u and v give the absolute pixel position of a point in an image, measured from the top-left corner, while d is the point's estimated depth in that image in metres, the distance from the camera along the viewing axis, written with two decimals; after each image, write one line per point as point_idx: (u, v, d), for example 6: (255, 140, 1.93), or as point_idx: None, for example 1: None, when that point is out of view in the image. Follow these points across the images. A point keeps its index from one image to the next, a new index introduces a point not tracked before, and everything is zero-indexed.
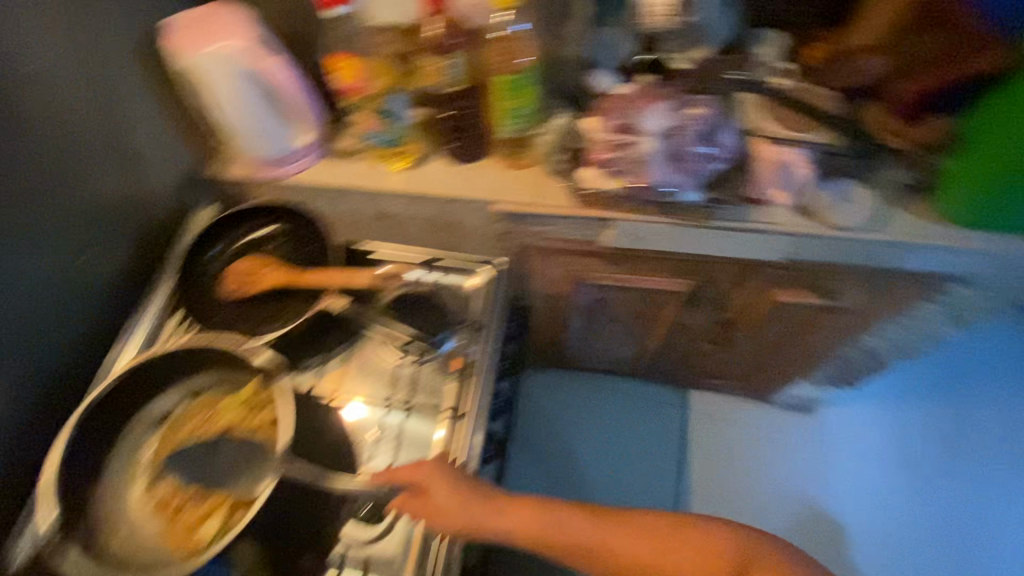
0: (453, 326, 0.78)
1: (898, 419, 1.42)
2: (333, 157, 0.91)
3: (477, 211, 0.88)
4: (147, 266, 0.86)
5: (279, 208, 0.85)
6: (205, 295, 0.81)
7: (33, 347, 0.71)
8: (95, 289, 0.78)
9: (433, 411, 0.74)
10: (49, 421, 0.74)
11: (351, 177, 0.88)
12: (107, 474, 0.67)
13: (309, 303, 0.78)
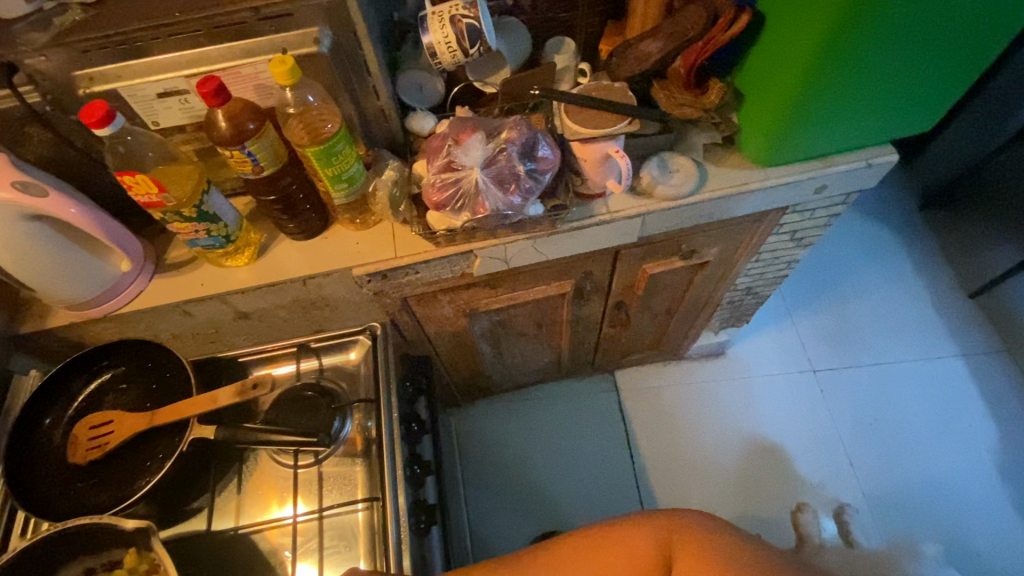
0: (342, 409, 0.74)
1: (793, 336, 1.56)
2: (166, 272, 0.84)
3: (339, 281, 0.86)
4: None
5: (111, 350, 0.76)
6: (53, 472, 0.70)
7: None
8: None
9: (351, 502, 0.71)
10: None
11: (194, 286, 0.82)
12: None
13: (178, 440, 0.70)
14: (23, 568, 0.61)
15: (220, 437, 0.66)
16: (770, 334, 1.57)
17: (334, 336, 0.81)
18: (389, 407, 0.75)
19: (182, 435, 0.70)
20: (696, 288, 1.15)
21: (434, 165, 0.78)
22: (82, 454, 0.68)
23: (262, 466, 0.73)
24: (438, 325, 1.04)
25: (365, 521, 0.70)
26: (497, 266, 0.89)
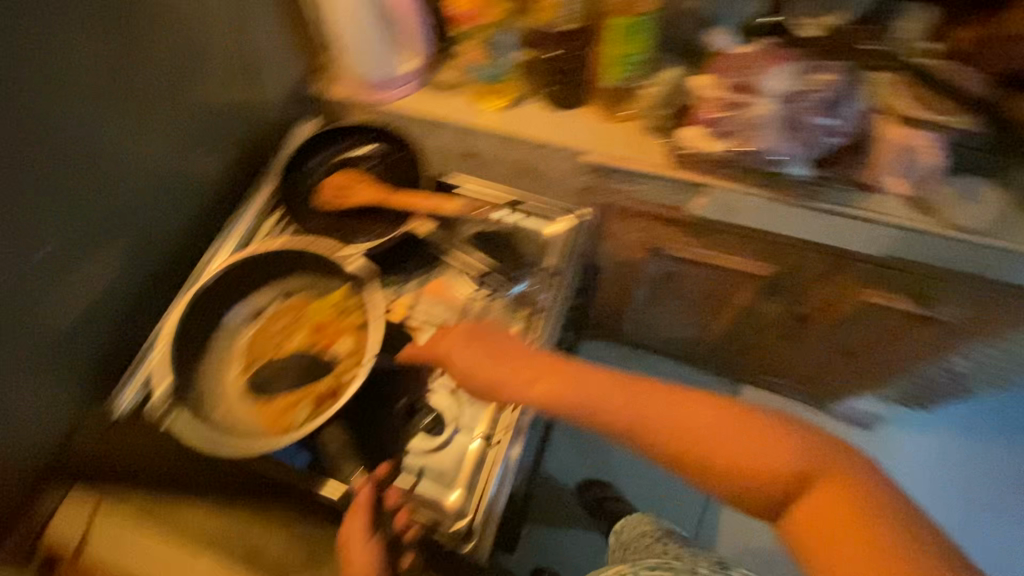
0: (526, 268, 0.79)
1: (970, 448, 1.32)
2: (433, 89, 0.93)
3: (567, 160, 0.88)
4: (249, 172, 0.90)
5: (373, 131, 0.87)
6: (300, 204, 0.84)
7: (150, 228, 0.76)
8: (205, 186, 0.83)
9: None
10: (149, 301, 0.80)
11: (449, 110, 0.90)
12: (210, 365, 0.73)
13: (394, 226, 0.80)
14: (273, 267, 0.77)
15: (441, 235, 0.81)
16: (942, 432, 1.33)
17: (547, 203, 0.83)
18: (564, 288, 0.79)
19: (399, 223, 0.80)
20: (905, 338, 0.99)
21: (723, 82, 0.74)
22: (325, 201, 0.81)
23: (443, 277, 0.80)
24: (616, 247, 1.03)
25: None
26: (718, 213, 0.85)
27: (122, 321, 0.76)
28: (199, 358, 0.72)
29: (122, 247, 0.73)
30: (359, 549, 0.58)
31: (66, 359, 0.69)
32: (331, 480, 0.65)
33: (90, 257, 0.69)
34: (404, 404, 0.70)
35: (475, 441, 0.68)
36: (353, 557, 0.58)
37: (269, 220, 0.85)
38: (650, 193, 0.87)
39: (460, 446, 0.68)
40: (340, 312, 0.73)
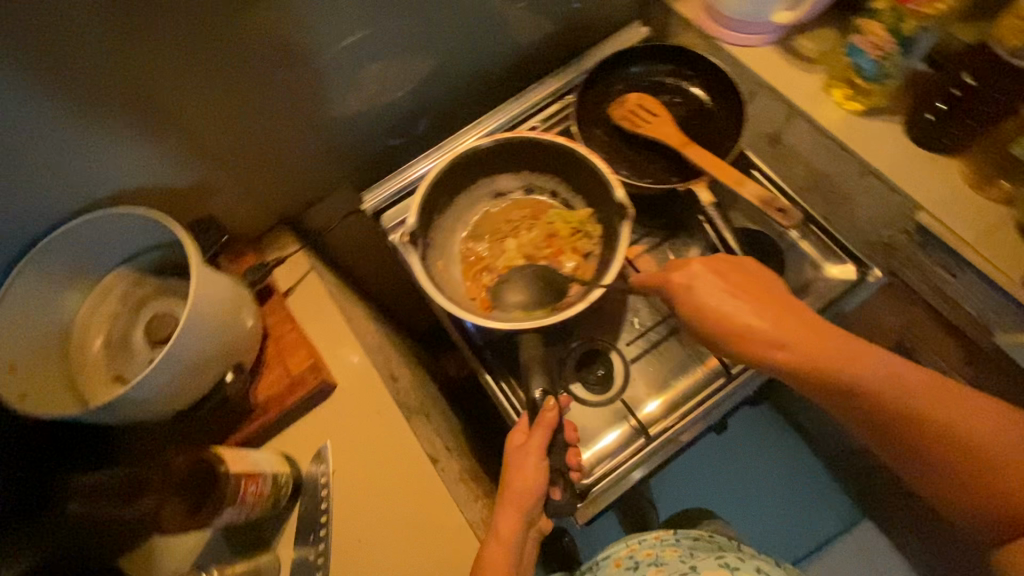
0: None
1: None
2: (784, 54, 0.81)
3: (886, 202, 0.74)
4: (561, 48, 0.88)
5: (702, 67, 0.79)
6: (594, 105, 0.80)
7: (466, 54, 0.79)
8: (526, 44, 0.83)
9: (703, 351, 0.70)
10: (425, 118, 0.84)
11: (794, 88, 0.78)
12: (445, 211, 0.74)
13: (671, 177, 0.74)
14: (540, 151, 0.74)
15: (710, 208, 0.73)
16: None
17: (837, 243, 0.72)
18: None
19: (676, 174, 0.74)
20: None
21: None
22: (619, 116, 0.76)
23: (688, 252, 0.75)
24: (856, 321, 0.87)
25: (695, 378, 0.69)
26: None
27: (400, 123, 0.82)
28: (439, 200, 0.73)
29: (438, 58, 0.76)
30: (531, 459, 0.59)
31: (350, 127, 0.77)
32: (488, 373, 0.72)
33: (415, 51, 0.73)
34: (583, 348, 0.72)
35: (633, 419, 0.67)
36: (522, 466, 0.59)
37: (556, 104, 0.82)
38: (966, 297, 0.69)
39: (617, 413, 0.68)
40: (577, 230, 0.72)
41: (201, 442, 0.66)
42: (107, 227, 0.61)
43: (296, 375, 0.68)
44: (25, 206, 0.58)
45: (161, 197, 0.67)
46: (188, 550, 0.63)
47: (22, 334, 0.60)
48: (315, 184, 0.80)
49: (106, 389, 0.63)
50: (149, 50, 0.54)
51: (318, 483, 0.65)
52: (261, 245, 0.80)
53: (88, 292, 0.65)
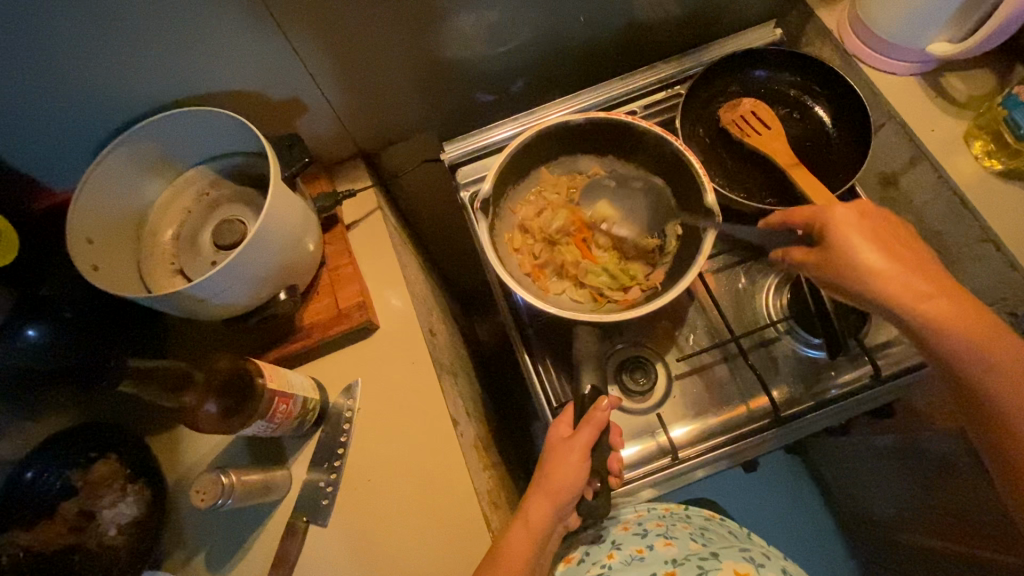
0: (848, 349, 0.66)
1: None
2: (928, 90, 0.73)
3: (999, 278, 0.66)
4: (681, 34, 0.82)
5: (833, 86, 0.72)
6: (704, 101, 0.74)
7: (583, 21, 0.75)
8: (647, 20, 0.78)
9: (752, 388, 0.67)
10: (523, 80, 0.81)
11: (929, 131, 0.71)
12: (520, 183, 0.72)
13: (768, 198, 0.69)
14: (631, 139, 0.69)
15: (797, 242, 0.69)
16: None
17: None
18: (864, 404, 0.65)
19: (773, 196, 0.69)
20: None
21: None
22: (727, 120, 0.71)
23: (762, 281, 0.71)
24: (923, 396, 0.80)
25: (735, 413, 0.66)
26: None
27: (498, 79, 0.79)
28: (517, 171, 0.70)
29: (553, 19, 0.73)
30: (573, 457, 0.57)
31: (449, 72, 0.75)
32: (527, 353, 0.70)
33: (532, 7, 0.70)
34: (629, 352, 0.70)
35: (664, 436, 0.65)
36: (563, 462, 0.58)
37: (662, 92, 0.78)
38: None
39: (647, 426, 0.66)
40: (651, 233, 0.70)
41: (244, 351, 0.68)
42: (202, 125, 0.62)
43: (343, 309, 0.69)
44: (134, 88, 0.60)
45: (256, 106, 0.68)
46: (211, 448, 0.66)
47: (105, 209, 0.63)
48: (401, 124, 0.80)
49: (169, 280, 0.65)
50: None
51: (342, 416, 0.66)
52: (335, 173, 0.80)
53: (169, 183, 0.68)
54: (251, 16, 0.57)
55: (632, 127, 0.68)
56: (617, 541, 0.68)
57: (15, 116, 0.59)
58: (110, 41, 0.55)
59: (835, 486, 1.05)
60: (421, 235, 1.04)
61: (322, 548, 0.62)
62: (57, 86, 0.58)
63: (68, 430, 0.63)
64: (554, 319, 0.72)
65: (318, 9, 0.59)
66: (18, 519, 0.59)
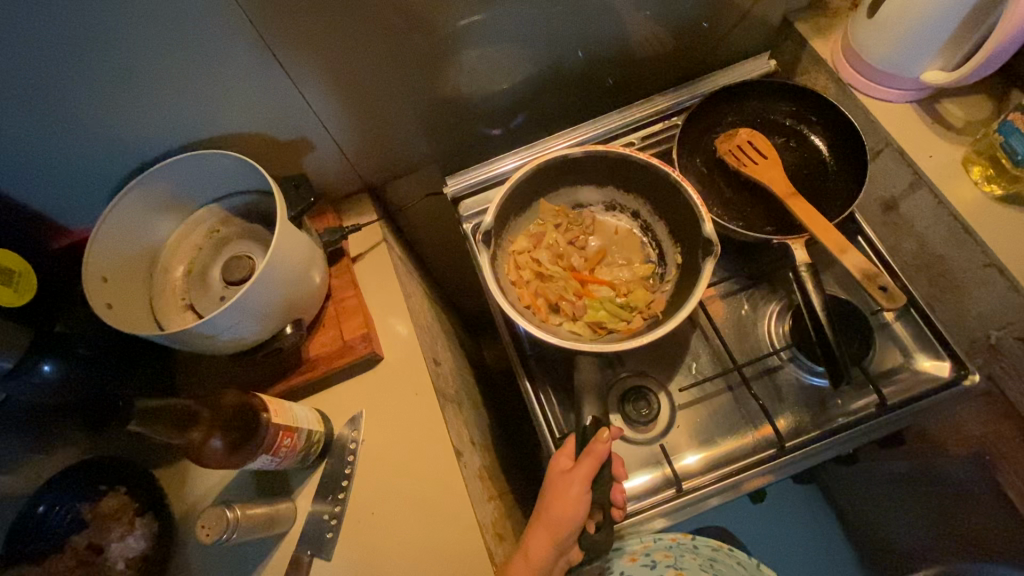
0: (853, 377, 0.65)
1: None
2: (924, 116, 0.74)
3: (1003, 302, 0.65)
4: (677, 67, 0.84)
5: (828, 114, 0.73)
6: (700, 132, 0.76)
7: (581, 56, 0.77)
8: (644, 53, 0.80)
9: (756, 417, 0.66)
10: (523, 114, 0.83)
11: (927, 156, 0.71)
12: (522, 214, 0.73)
13: (766, 227, 0.70)
14: (630, 170, 0.70)
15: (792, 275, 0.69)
16: None
17: (937, 334, 0.65)
18: (873, 433, 0.64)
19: (772, 224, 0.70)
20: None
21: None
22: (724, 150, 0.72)
23: (765, 309, 0.71)
24: (936, 422, 0.78)
25: (741, 442, 0.65)
26: None
27: (498, 113, 0.81)
28: (520, 202, 0.72)
29: (551, 57, 0.75)
30: (573, 491, 0.58)
31: (451, 108, 0.77)
32: (529, 382, 0.71)
33: (530, 46, 0.73)
34: (632, 381, 0.70)
35: (669, 467, 0.64)
36: (564, 495, 0.58)
37: (660, 123, 0.79)
38: None
39: (652, 456, 0.66)
40: (647, 266, 0.71)
41: (252, 384, 0.69)
42: (213, 166, 0.65)
43: (348, 341, 0.70)
44: (152, 133, 0.63)
45: (266, 146, 0.71)
46: (217, 481, 0.66)
47: (121, 247, 0.65)
48: (406, 159, 0.82)
49: (180, 315, 0.67)
50: (292, 17, 0.57)
51: (347, 448, 0.67)
52: (342, 206, 0.83)
53: (182, 220, 0.70)
54: (260, 63, 0.60)
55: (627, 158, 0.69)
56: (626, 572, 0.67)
57: (38, 162, 0.62)
58: (128, 90, 0.58)
59: (849, 513, 1.02)
60: (427, 262, 1.05)
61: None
62: (78, 133, 0.61)
63: (79, 463, 0.64)
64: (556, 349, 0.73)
65: (323, 55, 0.62)
66: (28, 553, 0.60)
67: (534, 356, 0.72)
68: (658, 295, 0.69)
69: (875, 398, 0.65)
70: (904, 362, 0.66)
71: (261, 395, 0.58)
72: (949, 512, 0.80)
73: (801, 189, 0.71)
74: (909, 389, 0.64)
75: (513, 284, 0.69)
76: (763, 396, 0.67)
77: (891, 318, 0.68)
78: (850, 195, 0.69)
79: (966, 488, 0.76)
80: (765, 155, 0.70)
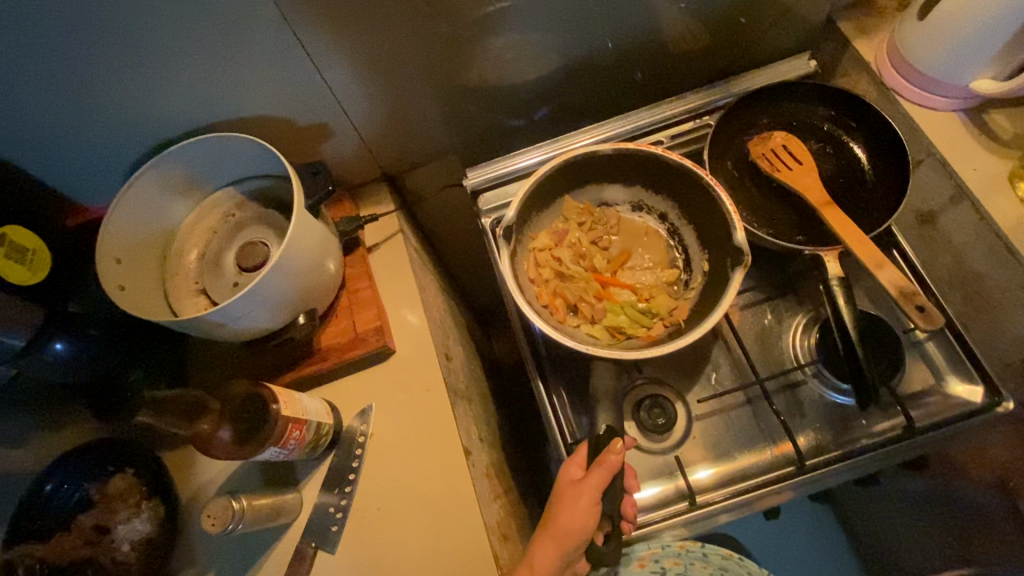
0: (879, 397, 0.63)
1: None
2: (970, 125, 0.70)
3: None
4: (710, 63, 0.81)
5: (868, 121, 0.70)
6: (733, 133, 0.73)
7: (610, 49, 0.74)
8: (676, 47, 0.77)
9: (776, 434, 0.64)
10: (547, 107, 0.81)
11: (970, 170, 0.67)
12: (545, 210, 0.71)
13: (796, 236, 0.67)
14: (660, 171, 0.68)
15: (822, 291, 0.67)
16: None
17: (971, 357, 0.63)
18: (895, 456, 0.62)
19: (804, 233, 0.67)
20: None
21: None
22: (757, 153, 0.69)
23: (791, 321, 0.69)
24: (959, 444, 0.75)
25: (759, 457, 0.63)
26: None
27: (522, 105, 0.79)
28: (543, 197, 0.70)
29: (580, 48, 0.73)
30: (582, 501, 0.56)
31: (474, 98, 0.75)
32: (541, 382, 0.69)
33: (559, 37, 0.70)
34: (648, 388, 0.68)
35: (683, 479, 0.63)
36: (573, 504, 0.57)
37: (690, 122, 0.76)
38: None
39: (665, 467, 0.64)
40: (671, 272, 0.69)
41: (261, 371, 0.69)
42: (231, 149, 0.63)
43: (360, 332, 0.69)
44: (170, 112, 0.62)
45: (284, 130, 0.69)
46: (224, 468, 0.66)
47: (135, 229, 0.64)
48: (425, 148, 0.80)
49: (192, 300, 0.66)
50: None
51: (355, 441, 0.66)
52: (358, 194, 0.81)
53: (197, 203, 0.69)
54: (281, 45, 0.58)
55: (658, 158, 0.66)
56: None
57: (56, 139, 0.61)
58: (146, 68, 0.57)
59: (861, 530, 0.99)
60: (442, 254, 1.03)
61: None
62: (93, 109, 0.59)
63: (87, 443, 0.64)
64: (571, 350, 0.71)
65: (343, 37, 0.60)
66: (34, 530, 0.60)
67: (548, 358, 0.70)
68: (680, 303, 0.67)
69: (900, 421, 0.62)
70: (935, 385, 0.63)
71: (272, 386, 0.57)
72: (967, 538, 0.78)
73: (835, 198, 0.69)
74: (936, 412, 0.62)
75: (531, 282, 0.68)
76: (784, 412, 0.65)
77: (922, 337, 0.65)
78: (887, 207, 0.66)
79: (986, 515, 0.74)
80: (800, 161, 0.67)
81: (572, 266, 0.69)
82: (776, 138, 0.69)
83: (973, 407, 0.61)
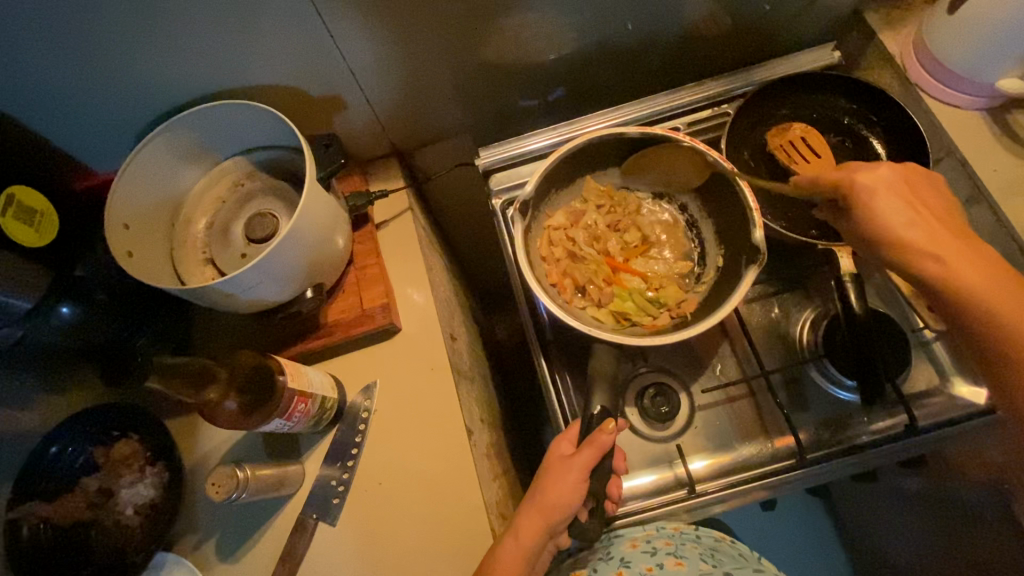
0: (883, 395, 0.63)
1: None
2: (993, 125, 0.69)
3: None
4: (732, 49, 0.79)
5: (889, 116, 0.68)
6: (751, 123, 0.72)
7: (631, 30, 0.72)
8: (698, 31, 0.75)
9: (778, 426, 0.64)
10: (563, 87, 0.79)
11: (990, 171, 0.66)
12: (562, 190, 0.71)
13: (810, 230, 0.66)
14: (678, 159, 0.67)
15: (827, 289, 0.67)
16: None
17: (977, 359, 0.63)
18: (895, 454, 0.62)
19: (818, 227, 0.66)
20: None
21: None
22: (775, 144, 0.68)
23: (798, 315, 0.69)
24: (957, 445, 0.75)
25: (759, 449, 0.64)
26: None
27: (538, 85, 0.77)
28: (559, 177, 0.69)
29: (600, 29, 0.71)
30: (570, 477, 0.57)
31: (490, 76, 0.73)
32: (544, 362, 0.69)
33: (580, 15, 0.68)
34: (651, 376, 0.68)
35: (682, 468, 0.63)
36: (560, 480, 0.57)
37: (708, 110, 0.75)
38: None
39: (665, 454, 0.65)
40: (682, 264, 0.68)
41: (267, 341, 0.69)
42: (242, 118, 0.62)
43: (366, 309, 0.68)
44: (180, 77, 0.60)
45: (296, 101, 0.68)
46: (228, 437, 0.66)
47: (143, 195, 0.63)
48: (437, 125, 0.79)
49: (200, 269, 0.66)
50: None
51: (359, 416, 0.66)
52: (368, 169, 0.80)
53: (206, 171, 0.68)
54: (296, 12, 0.57)
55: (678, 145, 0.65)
56: (629, 559, 0.66)
57: (64, 100, 0.60)
58: (157, 31, 0.55)
59: (852, 524, 1.01)
60: (449, 233, 1.03)
61: (328, 547, 0.62)
62: (101, 71, 0.58)
63: (93, 407, 0.64)
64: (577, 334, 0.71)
65: (361, 6, 0.58)
66: (41, 490, 0.61)
67: (553, 340, 0.70)
68: (690, 294, 0.66)
69: (902, 420, 0.62)
70: (939, 386, 0.63)
71: (279, 358, 0.58)
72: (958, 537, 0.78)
73: None
74: (939, 412, 0.62)
75: (542, 260, 0.67)
76: (787, 405, 0.65)
77: (931, 338, 0.65)
78: None
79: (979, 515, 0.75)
80: (818, 154, 0.66)
81: (584, 249, 0.69)
82: (795, 130, 0.68)
83: (976, 410, 0.61)
